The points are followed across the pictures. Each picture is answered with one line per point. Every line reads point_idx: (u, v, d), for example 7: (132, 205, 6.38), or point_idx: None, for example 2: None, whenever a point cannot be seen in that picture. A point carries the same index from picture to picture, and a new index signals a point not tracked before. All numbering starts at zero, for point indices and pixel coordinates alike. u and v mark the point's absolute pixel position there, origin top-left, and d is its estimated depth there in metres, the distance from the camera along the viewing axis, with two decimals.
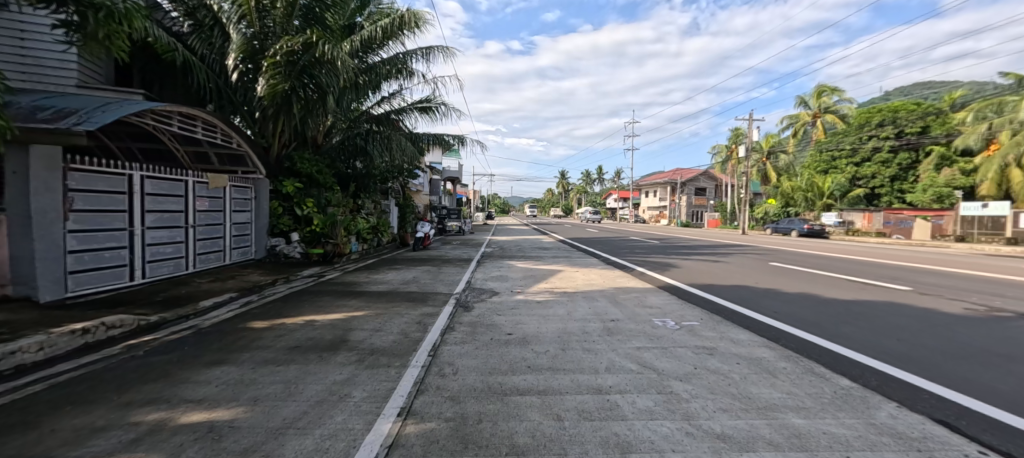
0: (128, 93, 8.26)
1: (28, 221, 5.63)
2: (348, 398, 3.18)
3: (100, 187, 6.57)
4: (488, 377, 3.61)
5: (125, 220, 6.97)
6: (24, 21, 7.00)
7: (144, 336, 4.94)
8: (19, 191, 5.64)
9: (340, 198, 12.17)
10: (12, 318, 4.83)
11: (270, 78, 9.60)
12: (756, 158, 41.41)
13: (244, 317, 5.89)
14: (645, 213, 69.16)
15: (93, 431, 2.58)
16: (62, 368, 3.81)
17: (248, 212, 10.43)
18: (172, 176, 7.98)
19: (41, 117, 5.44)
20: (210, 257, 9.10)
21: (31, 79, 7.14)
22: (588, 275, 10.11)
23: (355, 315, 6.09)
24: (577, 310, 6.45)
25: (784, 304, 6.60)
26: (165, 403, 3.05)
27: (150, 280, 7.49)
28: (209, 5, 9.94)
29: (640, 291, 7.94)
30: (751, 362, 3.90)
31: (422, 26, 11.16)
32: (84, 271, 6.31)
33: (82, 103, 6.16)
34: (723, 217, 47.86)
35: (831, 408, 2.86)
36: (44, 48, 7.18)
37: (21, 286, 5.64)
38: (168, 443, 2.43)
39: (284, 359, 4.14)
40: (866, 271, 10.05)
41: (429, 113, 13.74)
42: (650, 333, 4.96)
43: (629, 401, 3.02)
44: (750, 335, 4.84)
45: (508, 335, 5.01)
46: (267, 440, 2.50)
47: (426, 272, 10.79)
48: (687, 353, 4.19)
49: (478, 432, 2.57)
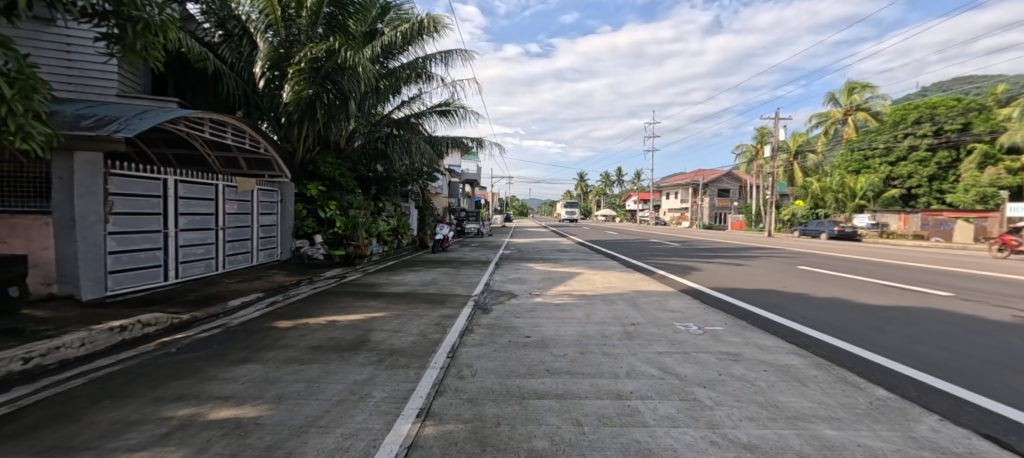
0: (163, 100, 8.57)
1: (72, 224, 5.94)
2: (368, 398, 3.25)
3: (137, 191, 6.86)
4: (505, 380, 3.62)
5: (160, 222, 7.28)
6: (70, 35, 7.43)
7: (177, 333, 5.15)
8: (64, 195, 5.96)
9: (362, 200, 12.49)
10: (56, 315, 5.10)
11: (295, 84, 9.99)
12: (782, 158, 40.26)
13: (270, 317, 6.08)
14: (666, 215, 67.96)
15: (128, 425, 2.71)
16: (102, 363, 4.01)
17: (274, 214, 10.75)
18: (203, 180, 8.27)
19: (85, 124, 5.75)
20: (238, 258, 9.41)
21: (75, 89, 7.56)
22: (608, 277, 10.03)
23: (375, 316, 6.20)
24: (596, 313, 6.42)
25: (813, 309, 6.39)
26: (195, 399, 3.18)
27: (183, 280, 7.78)
28: (238, 16, 10.38)
29: (661, 294, 7.83)
30: (779, 369, 3.80)
31: (441, 30, 11.40)
32: (123, 271, 6.61)
33: (122, 111, 6.47)
34: (748, 218, 46.76)
35: (866, 420, 2.75)
36: (87, 60, 7.57)
37: (66, 284, 5.94)
38: (198, 437, 2.54)
39: (307, 358, 4.26)
40: (904, 276, 9.63)
41: (448, 116, 13.90)
42: (672, 338, 4.88)
43: (650, 407, 2.98)
44: (777, 342, 4.71)
45: (527, 338, 5.02)
46: (290, 437, 2.57)
47: (445, 273, 10.93)
48: (711, 359, 4.10)
49: (496, 435, 2.59)
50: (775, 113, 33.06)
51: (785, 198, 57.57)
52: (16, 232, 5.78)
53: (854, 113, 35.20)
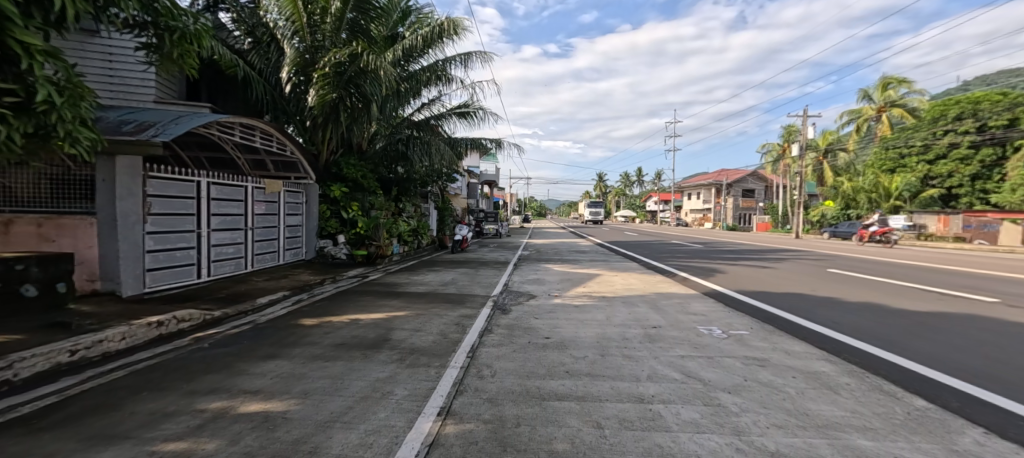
0: (197, 106, 8.92)
1: (114, 223, 6.26)
2: (390, 395, 3.31)
3: (173, 192, 7.16)
4: (525, 380, 3.64)
5: (194, 223, 7.58)
6: (113, 46, 7.84)
7: (209, 329, 5.36)
8: (107, 196, 6.28)
9: (383, 201, 12.72)
10: (99, 310, 5.39)
11: (320, 89, 10.25)
12: (811, 157, 38.98)
13: (296, 314, 6.26)
14: (688, 216, 66.64)
15: (165, 416, 2.84)
16: (141, 357, 4.22)
17: (300, 215, 11.04)
18: (234, 183, 8.57)
19: (126, 129, 6.05)
20: (266, 257, 9.71)
21: (117, 97, 7.96)
22: (628, 279, 9.93)
23: (396, 315, 6.31)
24: (616, 315, 6.37)
25: (843, 314, 6.19)
26: (226, 392, 3.30)
27: (215, 278, 8.08)
28: (266, 23, 10.72)
29: (683, 297, 7.71)
30: (808, 376, 3.70)
31: (461, 32, 11.53)
32: (160, 269, 6.92)
33: (159, 117, 6.78)
34: (774, 219, 45.49)
35: (903, 431, 2.66)
36: (128, 68, 7.96)
37: (108, 281, 6.27)
38: (230, 430, 2.65)
39: (331, 355, 4.37)
40: (943, 280, 9.21)
41: (467, 117, 14.01)
42: (694, 342, 4.81)
43: (673, 412, 2.95)
44: (806, 347, 4.59)
45: (546, 339, 5.03)
46: (316, 432, 2.65)
47: (464, 274, 11.02)
48: (736, 363, 4.03)
49: (517, 436, 2.61)
50: (803, 111, 32.04)
51: (814, 199, 55.76)
52: (63, 232, 6.15)
53: (888, 109, 33.74)
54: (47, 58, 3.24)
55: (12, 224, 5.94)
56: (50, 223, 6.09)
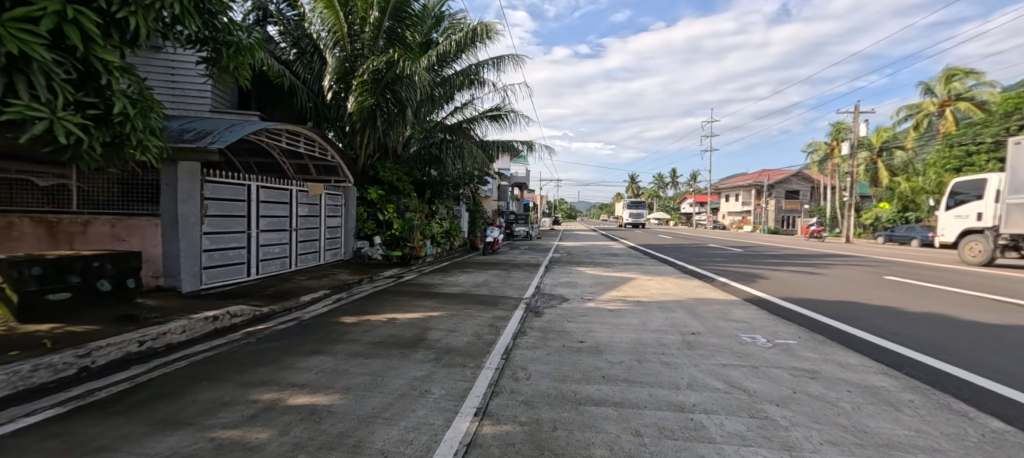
0: (247, 114, 9.45)
1: (175, 224, 6.75)
2: (428, 394, 3.38)
3: (226, 195, 7.61)
4: (561, 384, 3.63)
5: (244, 224, 8.04)
6: (176, 60, 8.47)
7: (259, 324, 5.67)
8: (170, 199, 6.77)
9: (417, 204, 13.02)
10: (162, 304, 5.80)
11: (358, 95, 10.64)
12: (864, 156, 36.62)
13: (337, 312, 6.51)
14: (726, 219, 64.10)
15: (222, 405, 3.02)
16: (200, 348, 4.52)
17: (339, 217, 11.48)
18: (281, 186, 9.02)
19: (187, 137, 6.51)
20: (308, 257, 10.14)
21: (179, 107, 8.59)
22: (664, 284, 9.67)
23: (432, 315, 6.44)
24: (652, 320, 6.22)
25: (902, 325, 5.77)
26: (276, 385, 3.48)
27: (262, 276, 8.52)
28: (310, 35, 11.25)
29: (723, 303, 7.43)
30: (865, 391, 3.48)
31: (494, 36, 11.67)
32: (215, 267, 7.37)
33: (215, 125, 7.25)
34: (822, 223, 43.01)
35: (976, 454, 2.45)
36: (189, 81, 8.57)
37: (170, 278, 6.77)
38: (280, 420, 2.79)
39: (371, 353, 4.51)
40: (1019, 290, 8.40)
41: (499, 120, 14.12)
42: (737, 350, 4.64)
43: (716, 423, 2.85)
44: (862, 360, 4.31)
45: (580, 343, 4.99)
46: (359, 426, 2.75)
47: (496, 275, 11.09)
48: (783, 374, 3.85)
49: (554, 440, 2.60)
50: (854, 108, 30.13)
51: (866, 201, 52.30)
52: (133, 232, 6.66)
53: (953, 103, 31.07)
54: (123, 74, 3.56)
55: (89, 224, 6.45)
56: (122, 224, 6.62)
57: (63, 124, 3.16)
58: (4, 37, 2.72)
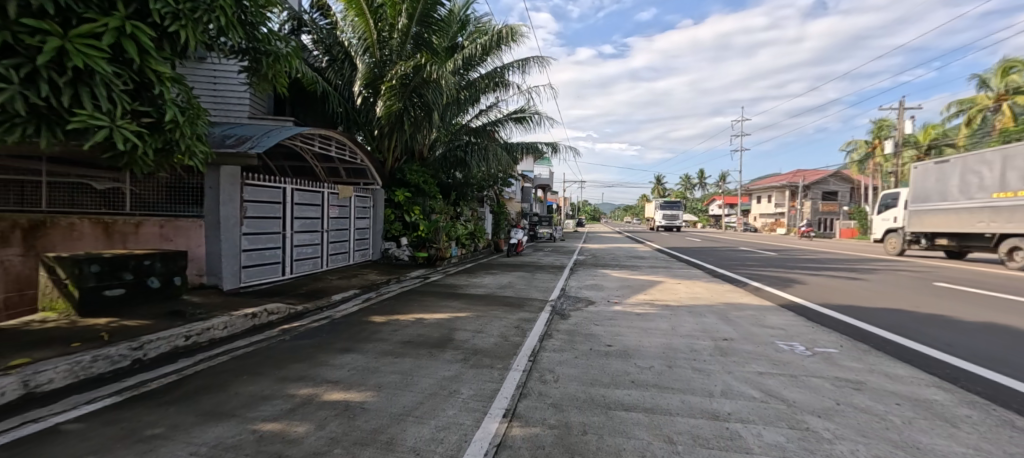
0: (283, 120, 9.83)
1: (217, 225, 7.11)
2: (457, 394, 3.42)
3: (264, 197, 7.93)
4: (589, 388, 3.59)
5: (280, 225, 8.35)
6: (218, 69, 8.91)
7: (294, 321, 5.87)
8: (212, 201, 7.13)
9: (442, 206, 13.23)
10: (205, 301, 6.10)
11: (387, 100, 10.88)
12: (909, 156, 34.63)
13: (366, 312, 6.66)
14: (758, 221, 61.92)
15: (262, 398, 3.14)
16: (240, 344, 4.72)
17: (368, 218, 11.76)
18: (313, 188, 9.32)
19: (228, 143, 6.84)
20: (339, 257, 10.43)
21: (220, 114, 9.02)
22: (693, 288, 9.43)
23: (458, 315, 6.51)
24: (682, 325, 6.08)
25: (955, 335, 5.41)
26: (312, 381, 3.60)
27: (296, 275, 8.82)
28: (342, 42, 11.61)
29: (757, 309, 7.17)
30: (915, 404, 3.29)
31: (519, 38, 11.72)
32: (253, 266, 7.69)
33: (254, 131, 7.58)
34: (862, 226, 40.93)
35: None
36: (229, 89, 9.00)
37: (212, 276, 7.12)
38: (317, 415, 2.88)
39: (400, 352, 4.60)
40: None
41: (524, 122, 14.14)
42: (773, 358, 4.48)
43: (753, 433, 2.76)
44: (911, 372, 4.07)
45: (608, 347, 4.93)
46: (391, 424, 2.81)
47: (521, 277, 11.08)
48: (824, 385, 3.68)
49: (584, 444, 2.58)
50: (899, 105, 28.52)
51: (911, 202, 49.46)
52: (179, 233, 7.08)
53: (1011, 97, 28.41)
54: (174, 84, 3.78)
55: (141, 225, 6.85)
56: (169, 225, 7.04)
57: (120, 132, 3.39)
58: (71, 52, 2.98)
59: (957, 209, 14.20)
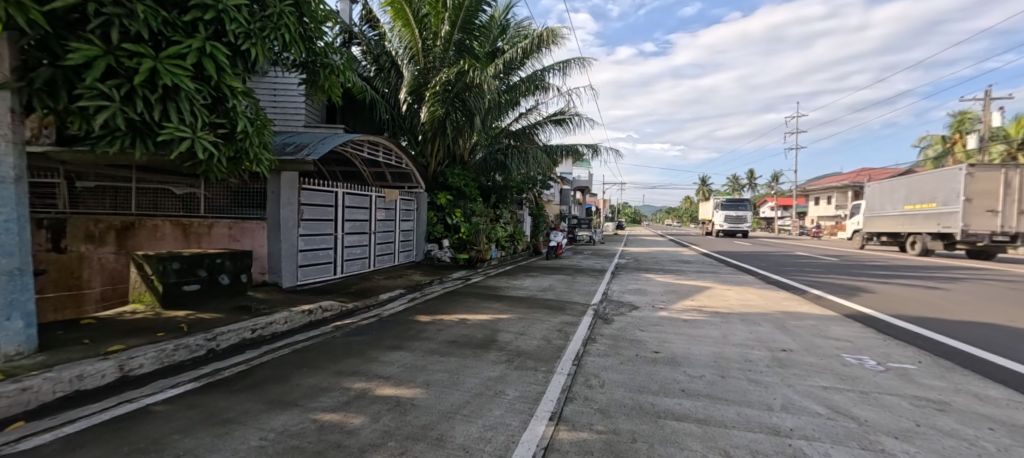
0: (335, 127, 10.35)
1: (278, 227, 7.60)
2: (503, 395, 3.45)
3: (319, 201, 8.37)
4: (636, 395, 3.51)
5: (332, 227, 8.78)
6: (277, 82, 9.53)
7: (346, 319, 6.15)
8: (274, 204, 7.63)
9: (482, 208, 13.44)
10: (268, 297, 6.53)
11: (431, 106, 11.19)
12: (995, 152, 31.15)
13: (412, 311, 6.87)
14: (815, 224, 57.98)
15: (321, 390, 3.32)
16: (298, 338, 5.01)
17: (412, 220, 12.13)
18: (362, 192, 9.75)
19: (287, 151, 7.29)
20: (385, 258, 10.82)
21: (279, 123, 9.62)
22: (743, 294, 8.99)
23: (500, 317, 6.58)
24: (733, 333, 5.81)
25: None
26: (365, 375, 3.76)
27: (346, 274, 9.24)
28: (389, 52, 12.06)
29: (817, 318, 6.72)
30: (1011, 430, 2.95)
31: (559, 40, 11.68)
32: (308, 265, 8.14)
33: (310, 138, 8.03)
34: None
35: None
36: (288, 99, 9.61)
37: (273, 274, 7.62)
38: (371, 408, 3.01)
39: (445, 351, 4.70)
40: None
41: (564, 124, 14.07)
42: (838, 372, 4.17)
43: (819, 451, 2.59)
44: (1004, 393, 3.66)
45: (655, 353, 4.79)
46: (441, 421, 2.88)
47: (562, 280, 11.02)
48: (899, 403, 3.39)
49: (634, 452, 2.53)
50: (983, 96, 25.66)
51: None
52: (245, 234, 7.60)
53: None
54: (245, 97, 4.09)
55: (213, 227, 7.45)
56: (238, 226, 7.59)
57: (201, 142, 3.72)
58: (161, 72, 3.31)
59: (889, 216, 19.30)
